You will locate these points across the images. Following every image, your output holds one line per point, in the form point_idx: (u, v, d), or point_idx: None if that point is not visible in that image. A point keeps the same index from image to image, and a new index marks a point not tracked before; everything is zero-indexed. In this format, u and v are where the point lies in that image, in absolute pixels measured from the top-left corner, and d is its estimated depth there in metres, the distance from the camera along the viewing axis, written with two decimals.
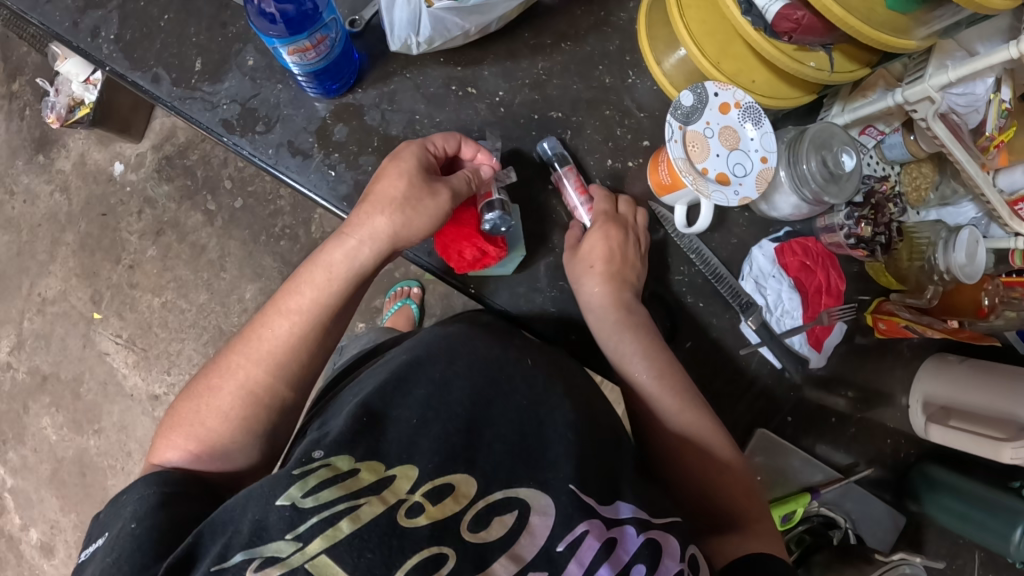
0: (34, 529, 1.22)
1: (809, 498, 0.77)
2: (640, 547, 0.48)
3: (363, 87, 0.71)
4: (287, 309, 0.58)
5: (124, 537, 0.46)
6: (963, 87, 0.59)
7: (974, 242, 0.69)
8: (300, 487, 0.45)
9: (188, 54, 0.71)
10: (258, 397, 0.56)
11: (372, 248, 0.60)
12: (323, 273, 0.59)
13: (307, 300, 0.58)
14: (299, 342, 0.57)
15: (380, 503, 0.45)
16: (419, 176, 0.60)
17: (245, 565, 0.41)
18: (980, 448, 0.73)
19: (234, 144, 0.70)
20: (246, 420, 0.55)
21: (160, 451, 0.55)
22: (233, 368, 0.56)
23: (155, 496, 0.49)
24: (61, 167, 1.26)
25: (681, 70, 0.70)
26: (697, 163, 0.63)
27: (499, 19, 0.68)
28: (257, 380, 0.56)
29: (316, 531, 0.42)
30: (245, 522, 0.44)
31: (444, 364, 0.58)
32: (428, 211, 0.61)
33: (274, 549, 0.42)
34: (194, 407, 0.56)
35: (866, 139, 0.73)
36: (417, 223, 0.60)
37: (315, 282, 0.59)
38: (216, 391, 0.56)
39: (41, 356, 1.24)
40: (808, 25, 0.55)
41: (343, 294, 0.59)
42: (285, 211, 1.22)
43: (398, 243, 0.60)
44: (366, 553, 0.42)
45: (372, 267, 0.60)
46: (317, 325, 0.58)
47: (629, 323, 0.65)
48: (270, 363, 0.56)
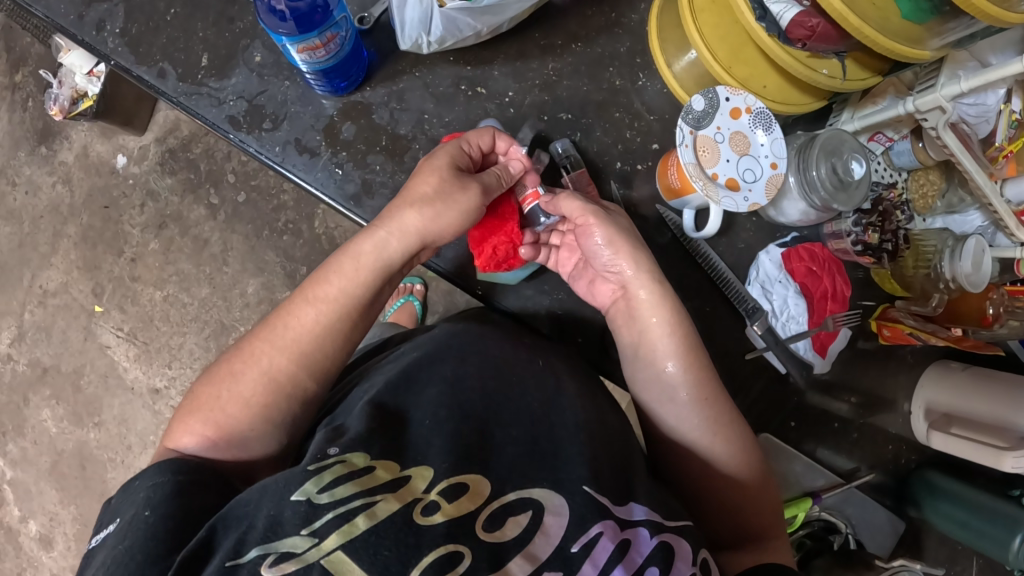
0: (33, 521, 1.22)
1: (809, 503, 0.77)
2: (653, 550, 0.48)
3: (372, 85, 0.70)
4: (315, 297, 0.59)
5: (137, 526, 0.46)
6: (975, 98, 0.62)
7: (980, 251, 0.69)
8: (316, 483, 0.45)
9: (195, 49, 0.71)
10: (279, 383, 0.56)
11: (402, 242, 0.60)
12: (351, 264, 0.59)
13: (335, 289, 0.59)
14: (323, 331, 0.58)
15: (396, 500, 0.45)
16: (450, 171, 0.61)
17: (260, 560, 0.41)
18: (980, 455, 0.73)
19: (240, 141, 0.70)
20: (266, 408, 0.55)
21: (175, 435, 0.55)
22: (257, 354, 0.57)
23: (169, 484, 0.49)
24: (63, 159, 1.25)
25: (691, 73, 0.70)
26: (707, 168, 0.63)
27: (510, 19, 0.67)
28: (280, 368, 0.56)
29: (331, 527, 0.42)
30: (260, 518, 0.44)
31: (459, 364, 0.57)
32: (458, 206, 0.60)
33: (289, 544, 0.42)
34: (214, 392, 0.56)
35: (875, 145, 0.74)
36: (446, 218, 0.60)
37: (344, 271, 0.59)
38: (238, 378, 0.56)
39: (42, 348, 1.23)
40: (822, 33, 0.55)
41: (370, 288, 0.60)
42: (288, 206, 1.21)
43: (427, 239, 0.61)
44: (382, 550, 0.42)
45: (399, 261, 0.61)
46: (343, 318, 0.59)
47: (676, 323, 0.61)
48: (292, 352, 0.57)
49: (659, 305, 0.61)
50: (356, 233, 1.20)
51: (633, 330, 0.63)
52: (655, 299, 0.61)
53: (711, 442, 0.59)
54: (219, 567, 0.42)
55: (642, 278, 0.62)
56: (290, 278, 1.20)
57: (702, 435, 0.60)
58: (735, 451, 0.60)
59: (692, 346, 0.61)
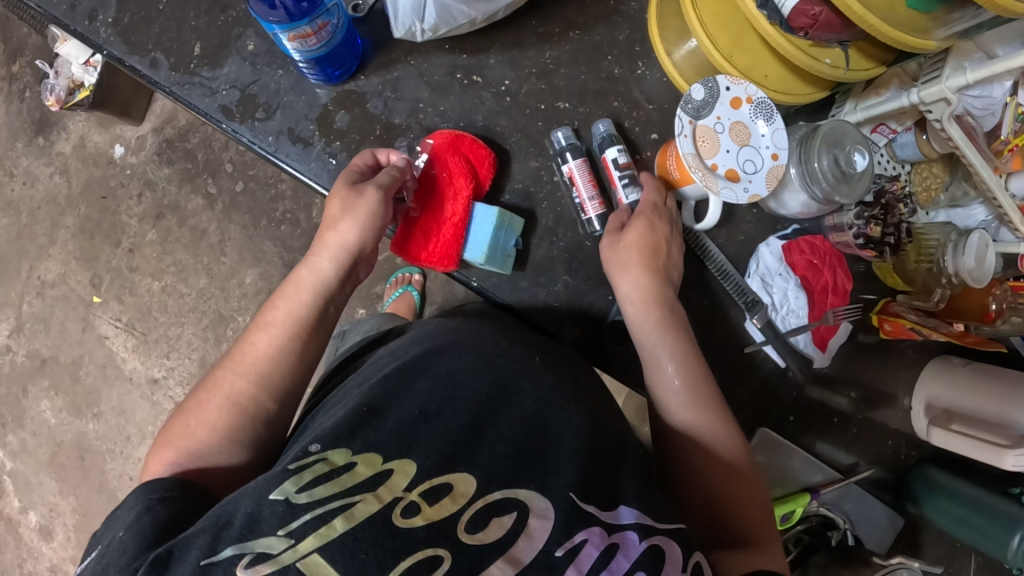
0: (33, 512, 1.22)
1: (808, 498, 0.76)
2: (642, 554, 0.47)
3: (366, 74, 0.69)
4: (265, 323, 0.61)
5: (112, 545, 0.46)
6: (980, 90, 0.61)
7: (984, 246, 0.68)
8: (294, 483, 0.45)
9: (187, 38, 0.70)
10: (241, 407, 0.57)
11: (332, 257, 0.62)
12: (292, 288, 0.62)
13: (281, 311, 0.61)
14: (278, 350, 0.59)
15: (376, 501, 0.45)
16: (346, 186, 0.64)
17: (236, 560, 0.41)
18: (981, 454, 0.72)
19: (234, 131, 0.69)
20: (233, 430, 0.56)
21: (152, 468, 0.55)
22: (221, 383, 0.58)
23: (140, 504, 0.48)
24: (61, 150, 1.24)
25: (690, 63, 0.69)
26: (707, 159, 0.62)
27: (506, 7, 0.66)
28: (241, 392, 0.57)
29: (308, 529, 0.43)
30: (237, 516, 0.44)
31: (449, 359, 0.58)
32: (358, 210, 0.62)
33: (265, 545, 0.42)
34: (184, 422, 0.56)
35: (878, 137, 0.72)
36: (360, 223, 0.62)
37: (287, 296, 0.62)
38: (205, 406, 0.57)
39: (41, 339, 1.23)
40: (825, 21, 0.53)
41: (311, 308, 0.61)
42: (286, 195, 1.21)
43: (351, 247, 0.63)
44: (359, 554, 0.42)
45: (332, 272, 0.62)
46: (297, 334, 0.60)
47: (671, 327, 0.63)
48: (252, 376, 0.58)
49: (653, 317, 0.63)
50: None
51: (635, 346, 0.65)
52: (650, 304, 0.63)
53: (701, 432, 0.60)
54: (195, 567, 0.42)
55: (643, 289, 0.63)
56: (288, 268, 1.20)
57: (693, 426, 0.60)
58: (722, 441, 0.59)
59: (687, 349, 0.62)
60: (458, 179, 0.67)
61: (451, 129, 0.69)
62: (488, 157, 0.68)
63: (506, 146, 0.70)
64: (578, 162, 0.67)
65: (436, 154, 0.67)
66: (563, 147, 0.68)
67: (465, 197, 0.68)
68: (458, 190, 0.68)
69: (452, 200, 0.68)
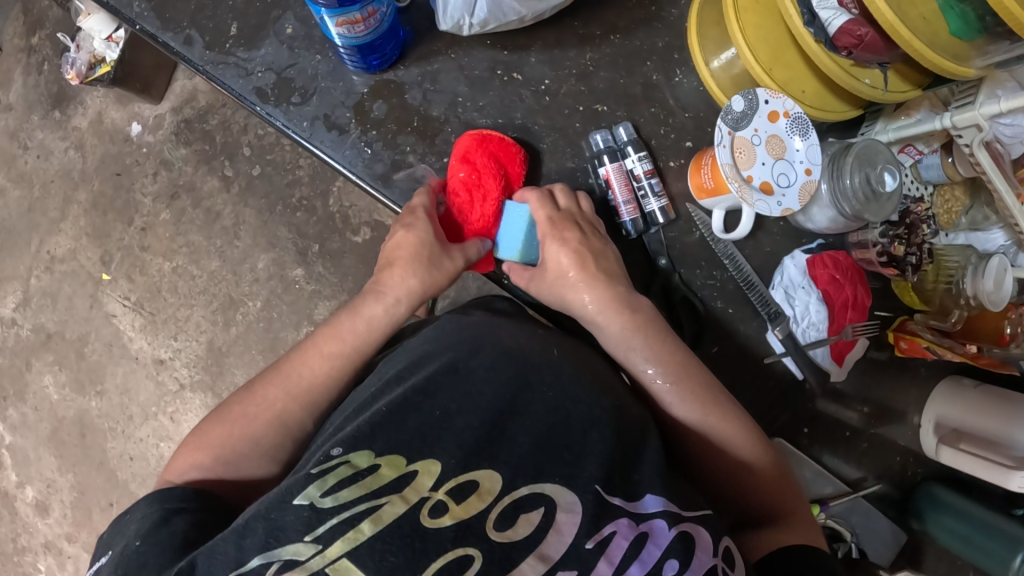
0: (31, 487, 1.21)
1: (818, 510, 0.77)
2: (672, 541, 0.48)
3: (406, 64, 0.70)
4: (325, 349, 0.61)
5: (128, 554, 0.47)
6: (1011, 118, 0.62)
7: (1002, 271, 0.69)
8: (319, 487, 0.46)
9: (224, 18, 0.70)
10: (289, 428, 0.58)
11: (405, 301, 0.63)
12: (362, 324, 0.62)
13: (347, 345, 0.61)
14: (334, 381, 0.60)
15: (402, 502, 0.46)
16: (427, 233, 0.64)
17: (263, 569, 0.43)
18: (987, 474, 0.74)
19: (267, 114, 0.69)
20: (274, 450, 0.57)
21: (174, 469, 0.57)
22: (269, 399, 0.58)
23: (155, 514, 0.50)
24: (77, 124, 1.24)
25: (728, 73, 0.69)
26: (744, 170, 0.62)
27: (553, 7, 0.67)
28: (291, 415, 0.58)
29: (335, 534, 0.44)
30: (259, 522, 0.45)
31: (471, 354, 0.58)
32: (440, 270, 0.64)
33: (292, 552, 0.43)
34: (225, 432, 0.57)
35: (904, 158, 0.74)
36: (446, 277, 0.64)
37: (347, 326, 0.62)
38: (251, 420, 0.57)
39: (47, 314, 1.22)
40: (869, 43, 0.54)
41: (376, 344, 0.62)
42: (303, 181, 1.20)
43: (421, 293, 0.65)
44: (388, 556, 0.43)
45: (405, 315, 0.64)
46: (358, 369, 0.61)
47: (632, 329, 0.62)
48: (295, 394, 0.59)
49: (613, 320, 0.62)
50: (371, 213, 1.19)
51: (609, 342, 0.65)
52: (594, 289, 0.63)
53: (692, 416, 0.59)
54: None
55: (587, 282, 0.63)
56: (302, 255, 1.19)
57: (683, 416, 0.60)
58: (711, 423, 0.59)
59: (651, 333, 0.61)
60: (488, 178, 0.66)
61: (489, 124, 0.69)
62: (520, 157, 0.68)
63: (541, 146, 0.70)
64: (614, 165, 0.69)
65: (463, 155, 0.67)
66: (601, 149, 0.70)
67: (496, 198, 0.67)
68: (487, 191, 0.67)
69: (481, 201, 0.67)
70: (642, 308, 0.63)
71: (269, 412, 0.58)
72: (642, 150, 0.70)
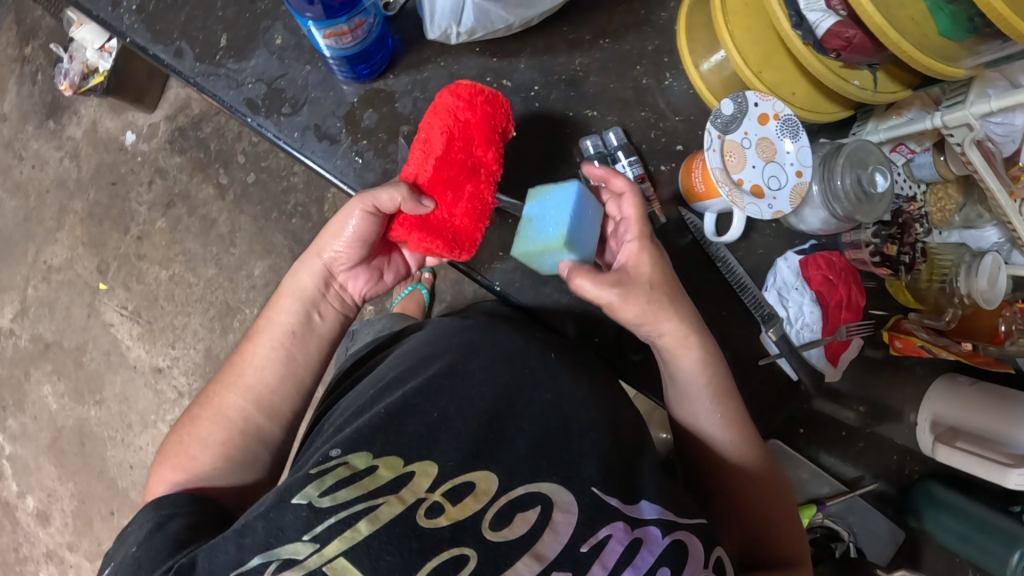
0: (31, 497, 1.21)
1: (814, 511, 0.79)
2: (665, 549, 0.48)
3: (395, 73, 0.70)
4: (257, 331, 0.62)
5: (125, 560, 0.48)
6: (1002, 117, 0.61)
7: (996, 268, 0.69)
8: (317, 487, 0.46)
9: (214, 29, 0.70)
10: (231, 422, 0.58)
11: (312, 267, 0.62)
12: (281, 295, 0.62)
13: (272, 321, 0.61)
14: (262, 360, 0.60)
15: (399, 503, 0.46)
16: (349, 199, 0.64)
17: (263, 568, 0.43)
18: (985, 471, 0.74)
19: (258, 125, 0.69)
20: (224, 446, 0.57)
21: (153, 488, 0.56)
22: (213, 397, 0.59)
23: (154, 518, 0.50)
24: (71, 134, 1.24)
25: (718, 76, 0.70)
26: (733, 174, 0.62)
27: (541, 13, 0.67)
28: (230, 407, 0.58)
29: (333, 533, 0.44)
30: (259, 521, 0.45)
31: (472, 360, 0.58)
32: (344, 232, 0.61)
33: (291, 551, 0.43)
34: (178, 440, 0.58)
35: (897, 156, 0.74)
36: (337, 234, 0.61)
37: (276, 304, 0.62)
38: (197, 423, 0.58)
39: (44, 324, 1.22)
40: (858, 45, 0.54)
41: (292, 319, 0.61)
42: (298, 188, 1.21)
43: (325, 251, 0.62)
44: (385, 556, 0.43)
45: (313, 286, 0.62)
46: (280, 347, 0.60)
47: (707, 362, 0.60)
48: (240, 389, 0.59)
49: (688, 352, 0.60)
50: None
51: (665, 369, 0.63)
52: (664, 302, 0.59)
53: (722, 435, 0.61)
54: None
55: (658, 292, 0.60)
56: (298, 261, 1.20)
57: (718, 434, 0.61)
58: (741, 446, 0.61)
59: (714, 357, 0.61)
60: (434, 126, 0.62)
61: None
62: (479, 98, 0.62)
63: (533, 151, 0.70)
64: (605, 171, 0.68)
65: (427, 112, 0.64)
66: (591, 155, 0.69)
67: (438, 151, 0.61)
68: (432, 146, 0.62)
69: (424, 156, 0.62)
70: (710, 340, 0.62)
71: (255, 408, 0.58)
72: (632, 155, 0.70)
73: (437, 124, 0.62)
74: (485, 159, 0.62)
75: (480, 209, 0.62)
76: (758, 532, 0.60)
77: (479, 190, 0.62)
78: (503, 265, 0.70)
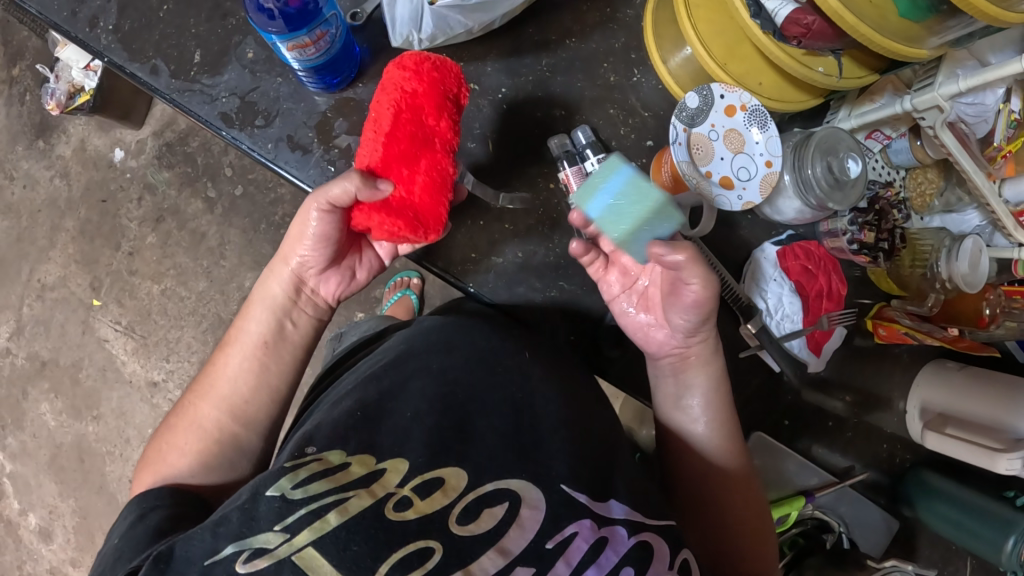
0: (32, 514, 1.22)
1: (803, 502, 0.79)
2: (630, 549, 0.47)
3: (365, 81, 0.70)
4: (229, 339, 0.62)
5: (108, 551, 0.49)
6: (973, 97, 0.61)
7: (977, 251, 0.68)
8: (291, 479, 0.46)
9: (187, 45, 0.70)
10: (206, 431, 0.58)
11: (281, 274, 0.62)
12: (251, 303, 0.63)
13: (245, 329, 0.62)
14: (237, 371, 0.60)
15: (369, 495, 0.45)
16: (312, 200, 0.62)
17: (235, 557, 0.42)
18: (975, 458, 0.72)
19: (233, 138, 0.70)
20: (201, 455, 0.57)
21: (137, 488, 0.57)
22: (189, 408, 0.59)
23: (133, 512, 0.51)
24: (61, 153, 1.25)
25: (686, 70, 0.69)
26: (701, 166, 0.64)
27: (503, 16, 0.67)
28: (206, 417, 0.58)
29: (303, 523, 0.43)
30: (235, 512, 0.44)
31: (462, 366, 0.57)
32: (306, 233, 0.60)
33: (263, 540, 0.42)
34: (158, 447, 0.58)
35: (873, 142, 0.73)
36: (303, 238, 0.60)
37: (246, 313, 0.63)
38: (175, 430, 0.58)
39: (40, 341, 1.24)
40: (817, 31, 0.54)
41: (265, 326, 0.61)
42: (286, 199, 1.21)
43: (290, 258, 0.62)
44: (352, 546, 0.42)
45: (282, 294, 0.62)
46: (254, 357, 0.61)
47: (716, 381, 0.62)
48: (216, 400, 0.59)
49: (711, 363, 0.62)
50: None
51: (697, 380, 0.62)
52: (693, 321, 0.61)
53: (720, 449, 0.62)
54: (200, 568, 0.42)
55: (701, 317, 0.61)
56: None
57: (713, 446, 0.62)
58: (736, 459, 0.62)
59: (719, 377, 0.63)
60: (383, 104, 0.59)
61: None
62: (426, 66, 0.59)
63: (503, 153, 0.70)
64: (573, 170, 0.67)
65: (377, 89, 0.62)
66: (558, 156, 0.68)
67: (386, 129, 0.58)
68: (381, 124, 0.59)
69: (375, 136, 0.59)
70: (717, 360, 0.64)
71: (229, 416, 0.58)
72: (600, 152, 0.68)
73: (385, 99, 0.59)
74: (439, 128, 0.59)
75: (440, 180, 0.59)
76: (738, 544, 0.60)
77: (437, 162, 0.59)
78: (478, 267, 0.69)
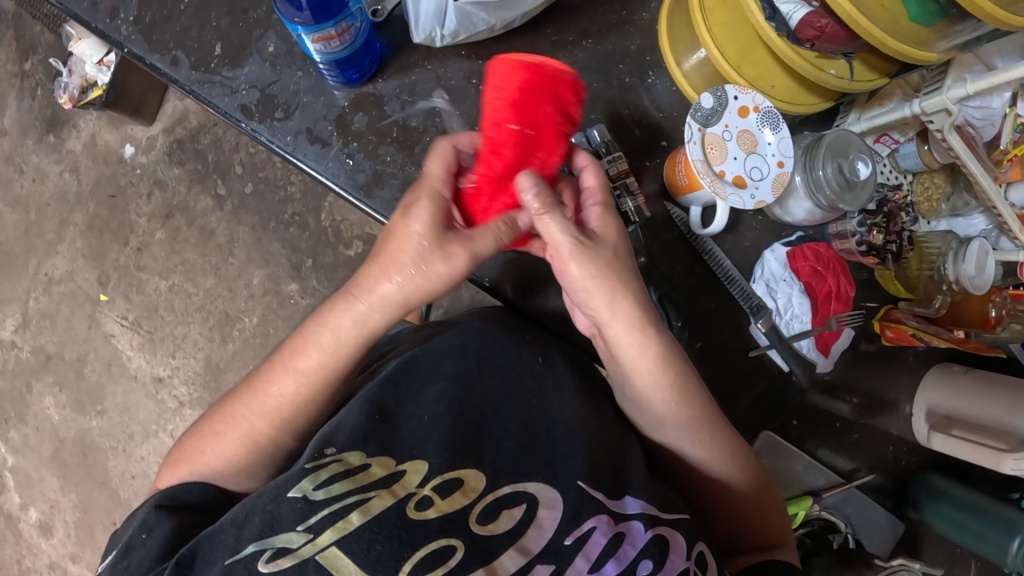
0: (34, 508, 1.22)
1: (810, 502, 0.76)
2: (648, 543, 0.48)
3: (384, 77, 0.71)
4: (294, 367, 0.55)
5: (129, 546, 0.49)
6: (981, 101, 0.62)
7: (984, 253, 0.69)
8: (312, 481, 0.46)
9: (208, 38, 0.71)
10: (260, 446, 0.55)
11: (384, 311, 0.54)
12: (331, 336, 0.54)
13: (315, 361, 0.54)
14: (304, 399, 0.55)
15: (390, 496, 0.46)
16: (432, 237, 0.52)
17: (257, 556, 0.42)
18: (981, 458, 0.73)
19: (252, 130, 0.71)
20: (249, 467, 0.55)
21: (164, 479, 0.57)
22: (238, 417, 0.55)
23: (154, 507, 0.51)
24: (71, 148, 1.26)
25: (700, 72, 0.71)
26: (715, 165, 0.63)
27: (523, 15, 0.68)
28: (260, 433, 0.55)
29: (326, 523, 0.44)
30: (257, 513, 0.45)
31: (435, 362, 0.57)
32: (442, 279, 0.53)
33: (285, 540, 0.43)
34: (198, 447, 0.55)
35: (881, 147, 0.74)
36: (436, 285, 0.53)
37: (321, 343, 0.54)
38: (219, 437, 0.55)
39: (46, 335, 1.24)
40: (830, 34, 0.55)
41: (349, 360, 0.55)
42: (296, 197, 1.21)
43: (411, 306, 0.54)
44: (376, 545, 0.43)
45: (382, 329, 0.55)
46: (327, 386, 0.55)
47: (667, 360, 0.57)
48: (272, 419, 0.55)
49: (654, 349, 0.56)
50: (362, 226, 1.20)
51: (618, 367, 0.59)
52: (620, 298, 0.55)
53: (701, 449, 0.59)
54: (221, 567, 0.43)
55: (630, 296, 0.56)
56: (296, 270, 1.21)
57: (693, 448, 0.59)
58: (727, 461, 0.59)
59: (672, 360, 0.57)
60: (547, 147, 0.53)
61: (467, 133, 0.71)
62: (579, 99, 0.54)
63: None
64: None
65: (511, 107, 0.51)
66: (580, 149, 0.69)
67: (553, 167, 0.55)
68: (545, 164, 0.54)
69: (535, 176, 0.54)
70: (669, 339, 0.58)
71: (276, 431, 0.55)
72: (614, 151, 0.69)
73: (551, 126, 0.52)
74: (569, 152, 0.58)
75: None
76: (735, 534, 0.61)
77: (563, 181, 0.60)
78: (492, 261, 0.70)
